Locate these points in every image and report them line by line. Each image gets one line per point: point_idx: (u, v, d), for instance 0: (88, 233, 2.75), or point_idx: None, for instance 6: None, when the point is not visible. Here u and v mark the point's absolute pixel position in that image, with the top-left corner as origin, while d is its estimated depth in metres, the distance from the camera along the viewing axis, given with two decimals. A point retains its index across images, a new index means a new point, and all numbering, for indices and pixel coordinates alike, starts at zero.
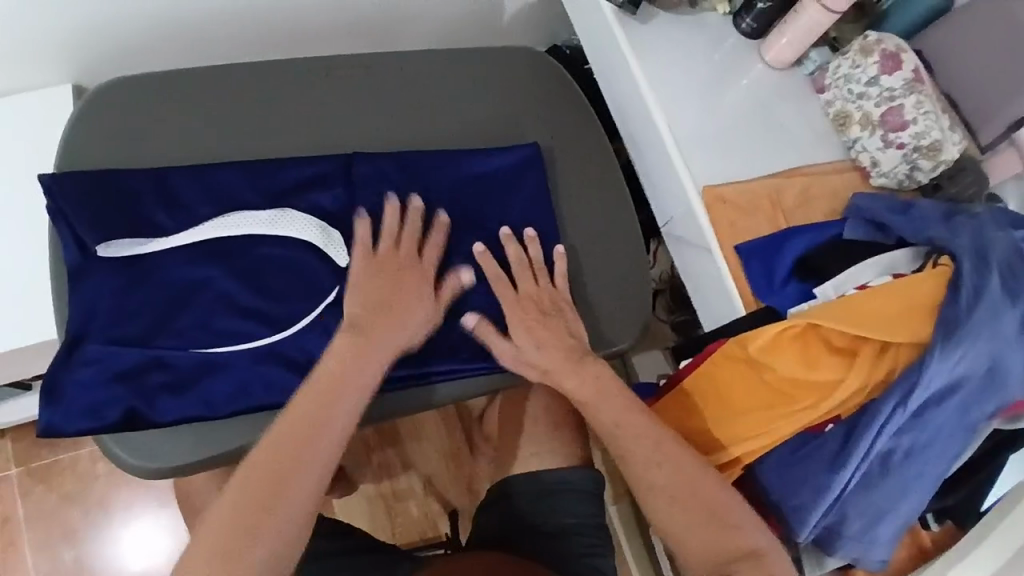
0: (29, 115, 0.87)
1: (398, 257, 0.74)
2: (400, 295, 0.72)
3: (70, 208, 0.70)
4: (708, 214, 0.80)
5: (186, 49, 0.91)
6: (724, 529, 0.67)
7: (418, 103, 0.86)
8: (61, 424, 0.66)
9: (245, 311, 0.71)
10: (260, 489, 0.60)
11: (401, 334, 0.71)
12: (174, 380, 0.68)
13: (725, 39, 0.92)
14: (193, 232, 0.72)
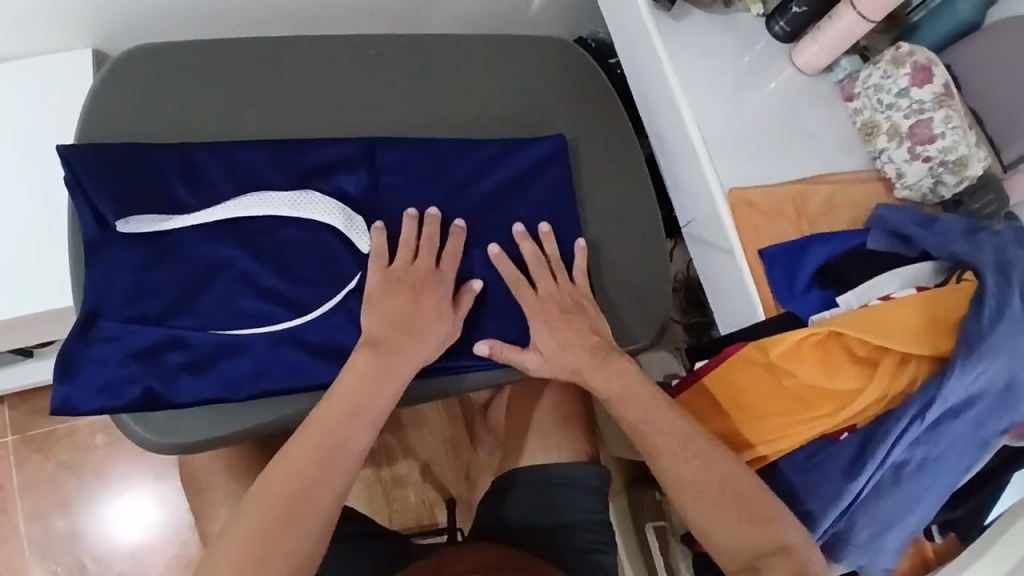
0: (48, 80, 0.85)
1: (421, 271, 0.72)
2: (420, 312, 0.71)
3: (91, 179, 0.68)
4: (732, 216, 0.80)
5: (214, 19, 0.89)
6: (758, 524, 0.67)
7: (445, 89, 0.85)
8: (77, 401, 0.66)
9: (266, 294, 0.70)
10: (296, 476, 0.63)
11: (425, 325, 0.71)
12: (192, 359, 0.68)
13: (756, 41, 0.91)
14: (213, 211, 0.71)
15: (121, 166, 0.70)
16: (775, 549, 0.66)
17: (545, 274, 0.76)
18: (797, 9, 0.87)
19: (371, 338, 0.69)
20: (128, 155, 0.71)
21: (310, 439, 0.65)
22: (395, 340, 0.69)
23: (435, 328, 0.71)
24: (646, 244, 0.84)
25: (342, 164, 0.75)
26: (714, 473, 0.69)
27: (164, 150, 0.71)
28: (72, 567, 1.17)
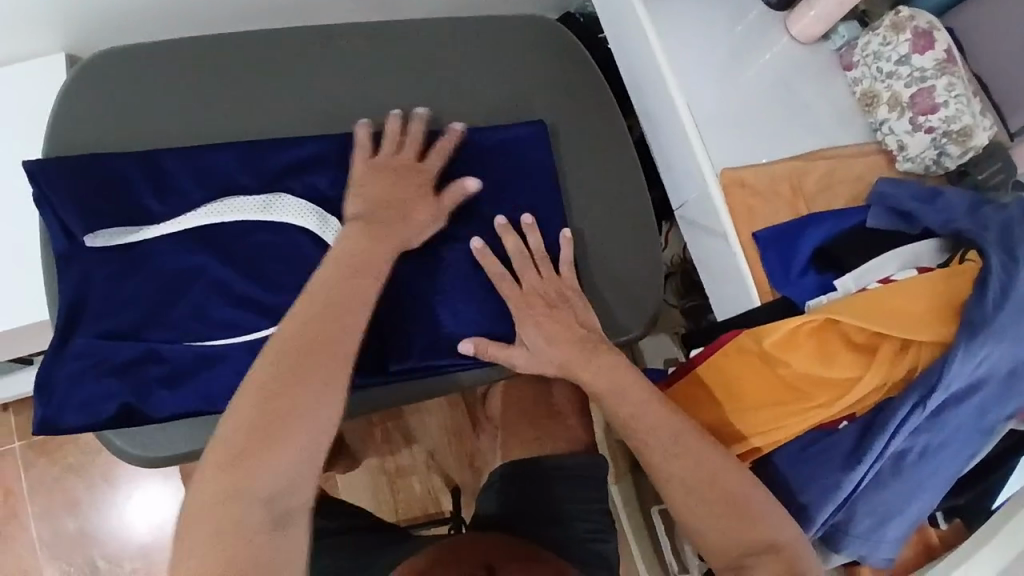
0: (20, 85, 0.83)
1: (405, 162, 0.72)
2: (402, 195, 0.71)
3: (57, 192, 0.67)
4: (725, 197, 0.77)
5: (182, 17, 0.86)
6: (745, 524, 0.65)
7: (422, 77, 0.82)
8: (56, 418, 0.65)
9: (244, 301, 0.69)
10: (278, 384, 0.60)
11: (356, 297, 0.65)
12: (171, 372, 0.67)
13: (747, 11, 0.87)
14: (182, 219, 0.69)
15: (89, 176, 0.69)
16: (761, 548, 0.65)
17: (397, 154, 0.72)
18: None
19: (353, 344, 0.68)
20: (93, 165, 0.69)
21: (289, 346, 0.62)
22: (381, 230, 0.68)
23: (421, 216, 0.71)
24: (635, 231, 0.81)
25: (316, 163, 0.73)
26: (700, 470, 0.67)
27: (130, 158, 0.70)
28: (85, 566, 1.19)
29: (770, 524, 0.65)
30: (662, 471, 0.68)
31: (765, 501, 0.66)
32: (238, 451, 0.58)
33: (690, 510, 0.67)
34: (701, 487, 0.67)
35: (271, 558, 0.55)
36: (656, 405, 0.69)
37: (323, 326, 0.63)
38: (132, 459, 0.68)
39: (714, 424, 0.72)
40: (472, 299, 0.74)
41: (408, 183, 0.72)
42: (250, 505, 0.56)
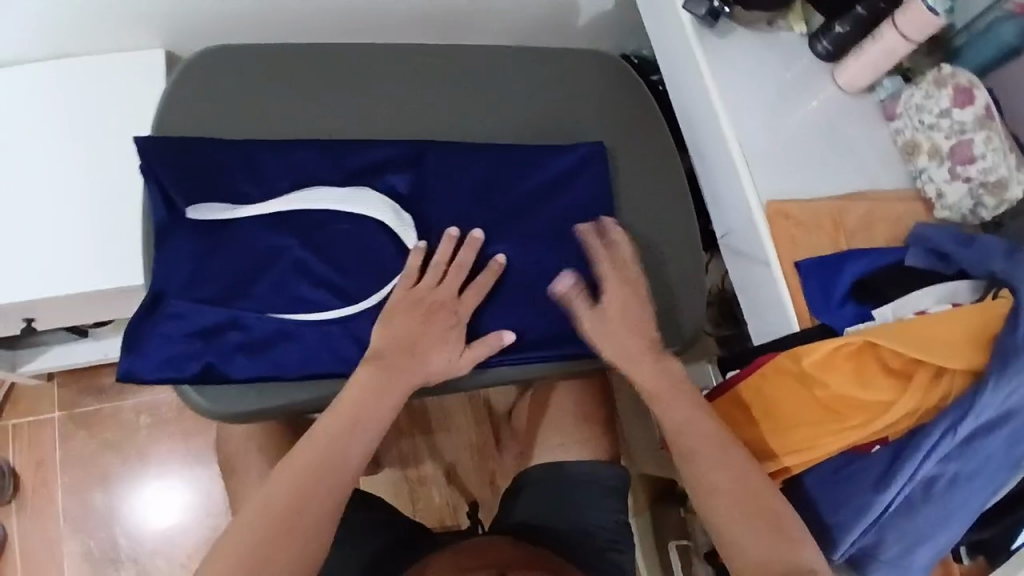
0: (134, 73, 0.96)
1: (442, 297, 0.76)
2: (429, 335, 0.75)
3: (165, 168, 0.75)
4: (769, 227, 0.82)
5: (275, 28, 0.99)
6: (772, 534, 0.68)
7: (491, 95, 0.88)
8: (142, 370, 0.72)
9: (318, 282, 0.76)
10: (312, 466, 0.70)
11: (394, 388, 0.73)
12: (250, 342, 0.74)
13: (798, 59, 0.93)
14: (266, 204, 0.77)
15: (192, 156, 0.76)
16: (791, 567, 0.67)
17: (435, 285, 0.76)
18: (840, 30, 0.88)
19: (412, 343, 0.74)
20: (192, 150, 0.76)
21: (328, 432, 0.71)
22: (406, 370, 0.74)
23: (444, 360, 0.75)
24: (681, 253, 0.86)
25: (395, 162, 0.80)
26: (730, 475, 0.71)
27: (228, 147, 0.77)
28: (107, 543, 1.21)
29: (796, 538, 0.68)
30: (706, 485, 0.72)
31: (791, 518, 0.69)
32: (266, 523, 0.68)
33: (728, 518, 0.70)
34: (741, 498, 0.70)
35: None
36: (689, 417, 0.74)
37: (357, 419, 0.72)
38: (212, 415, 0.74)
39: (751, 440, 0.76)
40: (524, 300, 0.79)
41: (435, 326, 0.75)
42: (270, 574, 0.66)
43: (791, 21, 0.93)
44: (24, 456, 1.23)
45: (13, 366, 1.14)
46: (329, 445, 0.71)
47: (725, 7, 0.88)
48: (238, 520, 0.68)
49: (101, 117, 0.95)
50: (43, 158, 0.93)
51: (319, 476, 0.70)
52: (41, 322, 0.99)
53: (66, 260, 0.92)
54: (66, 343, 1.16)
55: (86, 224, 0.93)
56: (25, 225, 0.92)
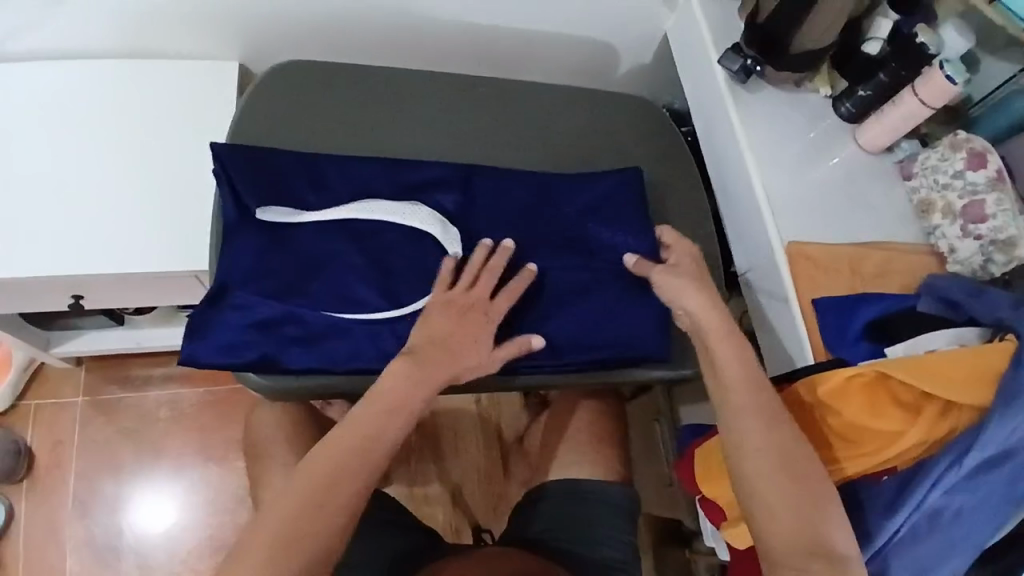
0: (210, 80, 1.06)
1: (474, 300, 0.81)
2: (462, 333, 0.79)
3: (238, 171, 0.83)
4: (790, 268, 0.87)
5: (339, 43, 1.09)
6: (807, 524, 0.69)
7: (534, 126, 0.98)
8: (202, 355, 0.79)
9: (370, 285, 0.82)
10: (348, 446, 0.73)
11: (433, 376, 0.76)
12: (305, 334, 0.80)
13: (822, 119, 1.00)
14: (329, 211, 0.85)
15: (263, 161, 0.85)
16: (824, 553, 0.68)
17: (469, 288, 0.81)
18: (863, 93, 0.96)
19: (447, 339, 0.78)
20: (265, 158, 0.85)
21: (367, 415, 0.74)
22: (438, 371, 0.77)
23: (478, 358, 0.79)
24: None
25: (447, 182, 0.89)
26: (775, 458, 0.72)
27: (298, 158, 0.86)
28: (111, 530, 1.22)
29: (828, 530, 0.69)
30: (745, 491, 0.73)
31: (832, 501, 0.71)
32: (303, 499, 0.70)
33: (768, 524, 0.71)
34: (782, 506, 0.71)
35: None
36: (740, 392, 0.75)
37: (397, 403, 0.75)
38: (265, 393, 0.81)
39: None
40: (559, 312, 0.85)
41: (469, 323, 0.79)
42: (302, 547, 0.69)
43: (817, 83, 1.00)
44: (41, 436, 1.26)
45: (46, 346, 1.17)
46: (342, 472, 0.72)
47: (758, 65, 0.95)
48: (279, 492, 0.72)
49: (174, 118, 1.03)
50: (115, 149, 1.01)
51: (355, 457, 0.73)
52: (88, 301, 1.05)
53: (131, 243, 0.97)
54: (100, 329, 1.19)
55: (147, 211, 0.99)
56: (90, 208, 0.98)
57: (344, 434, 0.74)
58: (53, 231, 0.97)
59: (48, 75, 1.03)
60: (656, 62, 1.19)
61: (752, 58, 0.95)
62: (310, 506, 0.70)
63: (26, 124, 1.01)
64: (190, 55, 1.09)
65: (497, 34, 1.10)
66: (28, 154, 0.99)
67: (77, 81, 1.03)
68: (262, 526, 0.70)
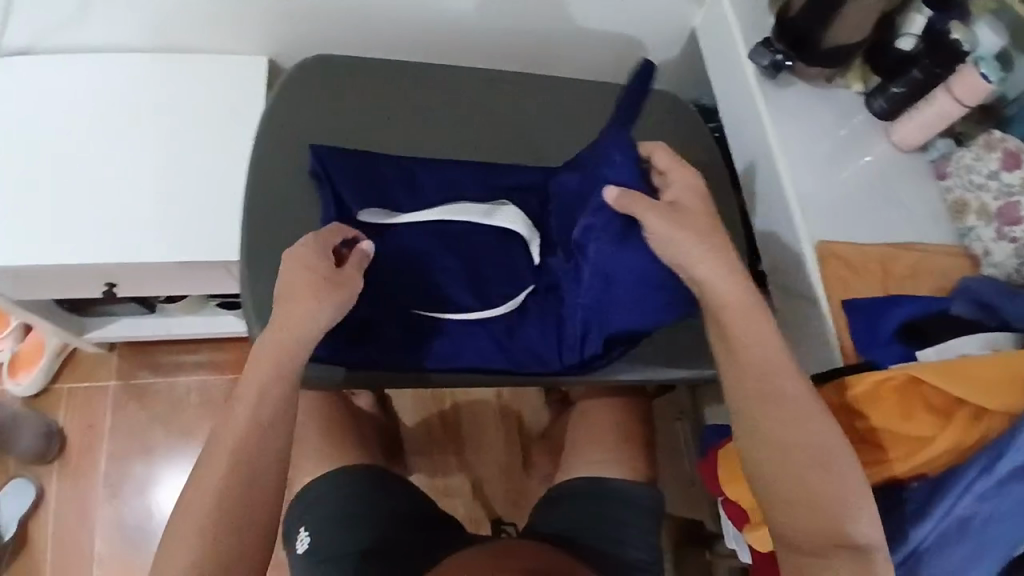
0: (244, 76, 1.08)
1: (298, 280, 0.77)
2: (304, 306, 0.76)
3: (343, 173, 0.88)
4: (820, 268, 0.86)
5: (371, 41, 1.11)
6: (833, 516, 0.70)
7: (562, 122, 0.98)
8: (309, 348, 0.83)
9: (465, 286, 0.90)
10: (245, 426, 0.75)
11: (287, 336, 0.76)
12: (407, 334, 0.87)
13: (855, 115, 0.98)
14: (423, 213, 0.90)
15: (347, 165, 0.89)
16: (845, 541, 0.70)
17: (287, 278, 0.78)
18: (896, 90, 0.93)
19: (293, 306, 0.76)
20: (366, 162, 0.90)
21: (253, 394, 0.76)
22: (285, 330, 0.76)
23: (314, 296, 0.76)
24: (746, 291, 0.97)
25: (477, 182, 0.92)
26: (801, 451, 0.73)
27: (356, 156, 0.90)
28: (143, 511, 1.27)
29: (853, 520, 0.70)
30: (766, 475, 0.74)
31: (855, 486, 0.71)
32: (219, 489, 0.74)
33: (790, 504, 0.73)
34: (807, 485, 0.72)
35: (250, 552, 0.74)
36: (762, 379, 0.75)
37: (269, 373, 0.76)
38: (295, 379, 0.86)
39: None
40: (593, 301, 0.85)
41: (305, 292, 0.77)
42: (231, 525, 0.73)
43: (850, 79, 0.98)
44: (73, 419, 1.29)
45: (80, 332, 1.21)
46: (226, 475, 0.74)
47: (788, 61, 0.94)
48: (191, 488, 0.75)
49: (208, 112, 1.05)
50: (149, 141, 1.03)
51: (251, 432, 0.75)
52: (121, 289, 1.07)
53: (169, 233, 0.99)
54: (132, 316, 1.22)
55: (182, 203, 1.01)
56: (124, 197, 1.00)
57: (220, 445, 0.76)
58: (87, 220, 0.99)
59: (85, 70, 1.05)
60: (684, 58, 1.18)
61: (782, 52, 0.93)
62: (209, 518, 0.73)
63: (61, 117, 1.03)
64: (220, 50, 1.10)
65: (527, 29, 1.10)
66: (63, 145, 1.02)
67: (113, 76, 1.06)
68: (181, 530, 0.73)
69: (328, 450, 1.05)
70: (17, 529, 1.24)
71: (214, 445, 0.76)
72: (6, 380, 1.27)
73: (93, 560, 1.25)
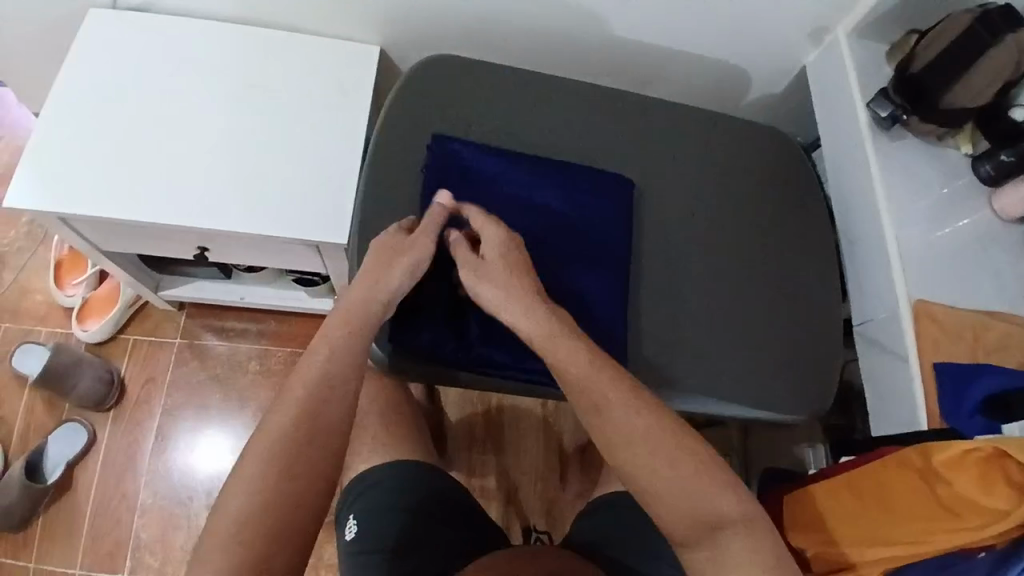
0: (355, 62, 1.10)
1: (389, 245, 0.83)
2: (383, 270, 0.81)
3: (447, 169, 0.92)
4: (913, 323, 0.89)
5: (481, 46, 1.13)
6: (701, 498, 0.68)
7: (666, 149, 1.01)
8: (410, 341, 0.86)
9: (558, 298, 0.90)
10: (312, 389, 0.74)
11: (357, 300, 0.80)
12: (497, 338, 0.88)
13: (959, 176, 0.98)
14: (523, 219, 0.92)
15: (461, 169, 0.92)
16: (727, 522, 0.67)
17: (384, 240, 0.84)
18: (1004, 158, 0.92)
19: (368, 269, 0.82)
20: (468, 160, 0.93)
21: (320, 359, 0.75)
22: (355, 297, 0.80)
23: (384, 264, 0.82)
24: (828, 337, 0.99)
25: (574, 192, 0.94)
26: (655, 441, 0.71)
27: (463, 152, 0.93)
28: (185, 469, 1.29)
29: (720, 498, 0.68)
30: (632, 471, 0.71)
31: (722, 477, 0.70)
32: (282, 448, 0.70)
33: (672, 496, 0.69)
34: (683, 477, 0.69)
35: (295, 520, 0.68)
36: (592, 388, 0.75)
37: (329, 340, 0.76)
38: (389, 369, 0.89)
39: (861, 521, 0.83)
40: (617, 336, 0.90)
41: (388, 256, 0.82)
42: (285, 489, 0.68)
43: (959, 139, 0.98)
44: (134, 369, 1.32)
45: (156, 287, 1.24)
46: (288, 428, 0.71)
47: (904, 114, 0.94)
48: (249, 445, 0.71)
49: (319, 93, 1.08)
50: (257, 114, 1.05)
51: (315, 395, 0.73)
52: (212, 254, 1.09)
53: (267, 205, 1.01)
54: (208, 278, 1.25)
55: (284, 179, 1.02)
56: (228, 165, 1.02)
57: (282, 404, 0.72)
58: (188, 183, 1.00)
59: (202, 36, 1.08)
60: (783, 97, 1.19)
61: (901, 107, 0.94)
62: (262, 470, 0.69)
63: (174, 77, 1.05)
64: (333, 33, 1.12)
65: (636, 54, 1.12)
66: (172, 106, 1.04)
67: (227, 46, 1.08)
68: (233, 489, 0.68)
69: (390, 442, 1.02)
70: (67, 470, 1.27)
71: (276, 406, 0.73)
72: (75, 324, 1.30)
73: (135, 509, 1.26)
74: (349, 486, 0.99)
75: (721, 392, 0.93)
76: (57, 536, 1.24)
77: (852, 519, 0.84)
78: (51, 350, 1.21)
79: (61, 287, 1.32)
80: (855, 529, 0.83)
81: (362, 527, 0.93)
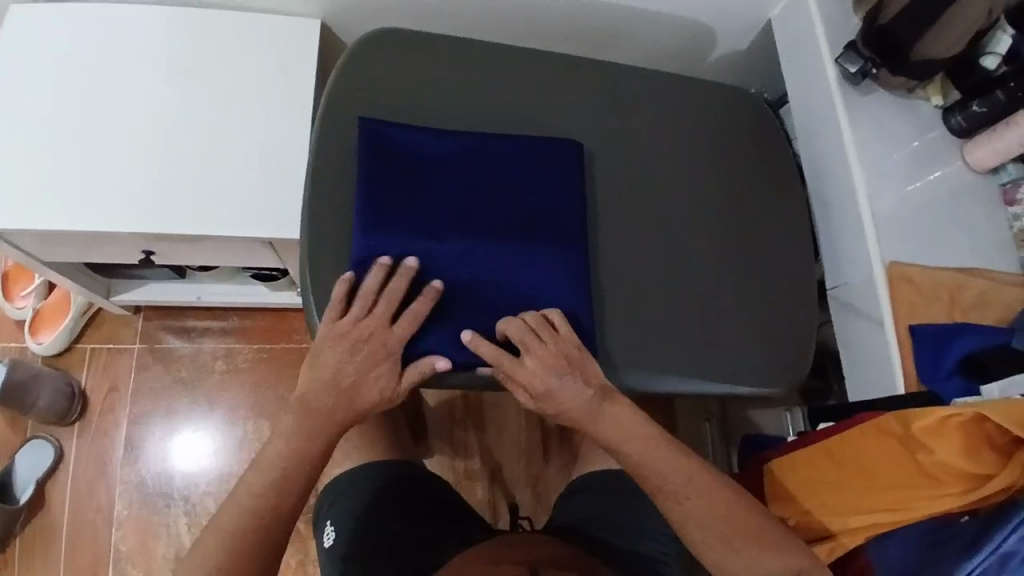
0: (293, 40, 1.03)
1: (370, 327, 0.80)
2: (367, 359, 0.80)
3: (399, 145, 0.87)
4: (890, 288, 0.87)
5: (429, 15, 1.06)
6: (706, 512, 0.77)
7: (631, 114, 0.97)
8: None
9: (526, 283, 0.86)
10: (305, 421, 0.79)
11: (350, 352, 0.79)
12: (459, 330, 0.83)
13: (930, 130, 0.94)
14: (482, 199, 0.88)
15: (413, 149, 0.87)
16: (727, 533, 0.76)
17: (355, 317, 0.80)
18: (977, 109, 0.90)
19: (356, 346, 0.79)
20: (418, 136, 0.88)
21: (313, 391, 0.79)
22: (352, 350, 0.79)
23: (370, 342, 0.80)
24: (802, 304, 0.97)
25: (533, 160, 0.90)
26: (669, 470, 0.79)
27: (414, 130, 0.88)
28: (160, 476, 1.25)
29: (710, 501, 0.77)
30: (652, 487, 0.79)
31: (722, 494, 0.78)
32: (276, 473, 0.78)
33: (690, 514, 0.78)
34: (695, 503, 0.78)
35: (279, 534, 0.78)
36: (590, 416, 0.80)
37: (321, 375, 0.79)
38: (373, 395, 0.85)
39: (839, 490, 0.82)
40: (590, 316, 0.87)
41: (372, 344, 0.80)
42: (274, 511, 0.77)
43: (930, 91, 0.95)
44: (95, 379, 1.28)
45: (107, 292, 1.18)
46: (285, 456, 0.78)
47: (874, 68, 0.90)
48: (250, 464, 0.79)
49: (253, 79, 1.00)
50: (192, 104, 0.98)
51: (309, 427, 0.79)
52: (157, 257, 1.04)
53: (209, 203, 0.95)
54: (160, 280, 1.20)
55: (227, 174, 0.96)
56: (164, 161, 0.95)
57: (279, 428, 0.79)
58: (122, 185, 0.94)
59: (124, 22, 0.99)
60: (749, 51, 1.14)
61: (871, 60, 0.89)
62: (256, 495, 0.77)
63: (98, 70, 0.97)
64: (271, 10, 1.05)
65: (593, 17, 1.06)
66: (97, 103, 0.96)
67: (153, 30, 1.00)
68: (232, 503, 0.78)
69: (362, 439, 0.98)
70: (36, 489, 1.23)
71: (275, 431, 0.80)
72: (28, 337, 1.25)
73: (112, 522, 1.23)
74: (326, 486, 0.96)
75: (698, 367, 0.91)
76: (33, 556, 1.21)
77: (830, 489, 0.83)
78: (6, 367, 1.14)
79: (9, 299, 1.27)
80: (832, 499, 0.82)
81: (341, 532, 0.90)
